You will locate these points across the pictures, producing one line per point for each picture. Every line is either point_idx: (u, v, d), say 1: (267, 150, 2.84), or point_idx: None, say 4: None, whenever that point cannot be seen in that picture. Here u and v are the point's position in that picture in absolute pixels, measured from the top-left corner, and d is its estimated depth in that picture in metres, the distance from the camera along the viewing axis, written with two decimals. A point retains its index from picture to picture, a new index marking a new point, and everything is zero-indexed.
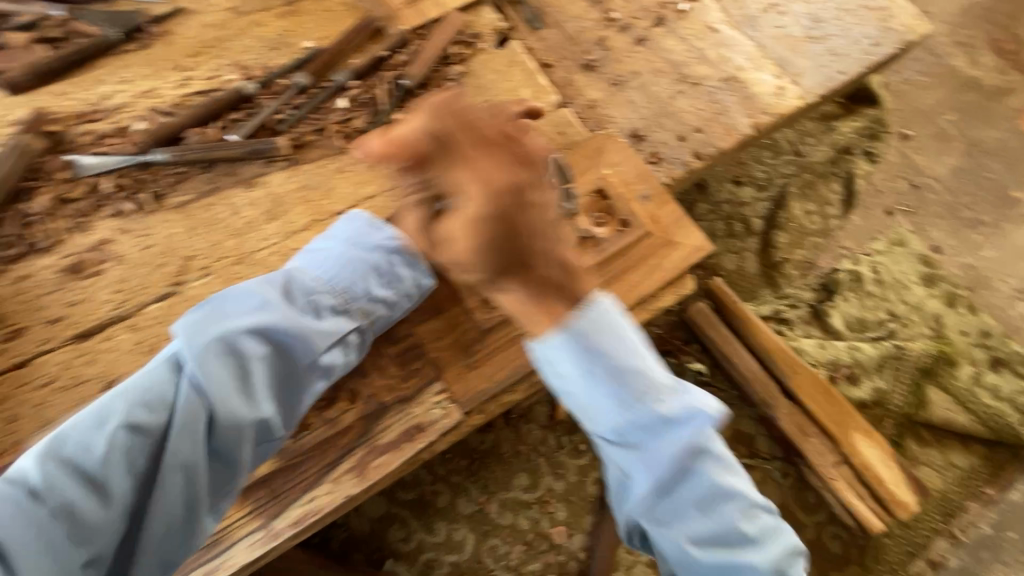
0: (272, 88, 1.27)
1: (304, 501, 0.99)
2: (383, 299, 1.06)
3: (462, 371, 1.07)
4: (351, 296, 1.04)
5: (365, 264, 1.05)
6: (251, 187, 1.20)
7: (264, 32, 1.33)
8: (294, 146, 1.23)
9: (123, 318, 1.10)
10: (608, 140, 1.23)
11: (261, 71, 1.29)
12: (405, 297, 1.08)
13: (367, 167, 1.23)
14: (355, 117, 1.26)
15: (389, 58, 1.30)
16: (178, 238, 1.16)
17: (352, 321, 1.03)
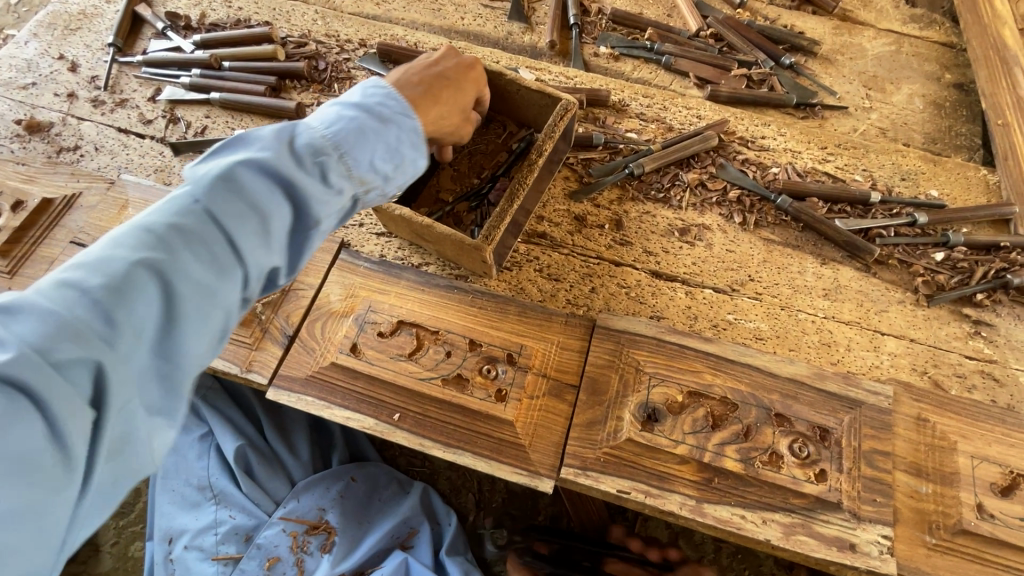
0: (586, 154, 1.30)
1: (453, 458, 0.98)
2: (378, 161, 0.77)
3: (694, 478, 0.95)
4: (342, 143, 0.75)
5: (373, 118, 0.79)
6: (547, 215, 1.23)
7: (621, 85, 1.40)
8: (609, 195, 1.25)
9: (387, 282, 1.12)
10: (926, 284, 1.14)
11: (590, 121, 1.34)
12: (396, 151, 0.79)
13: (662, 236, 1.20)
14: (650, 206, 1.23)
15: (701, 168, 1.27)
16: (425, 253, 1.17)
17: (334, 181, 0.73)
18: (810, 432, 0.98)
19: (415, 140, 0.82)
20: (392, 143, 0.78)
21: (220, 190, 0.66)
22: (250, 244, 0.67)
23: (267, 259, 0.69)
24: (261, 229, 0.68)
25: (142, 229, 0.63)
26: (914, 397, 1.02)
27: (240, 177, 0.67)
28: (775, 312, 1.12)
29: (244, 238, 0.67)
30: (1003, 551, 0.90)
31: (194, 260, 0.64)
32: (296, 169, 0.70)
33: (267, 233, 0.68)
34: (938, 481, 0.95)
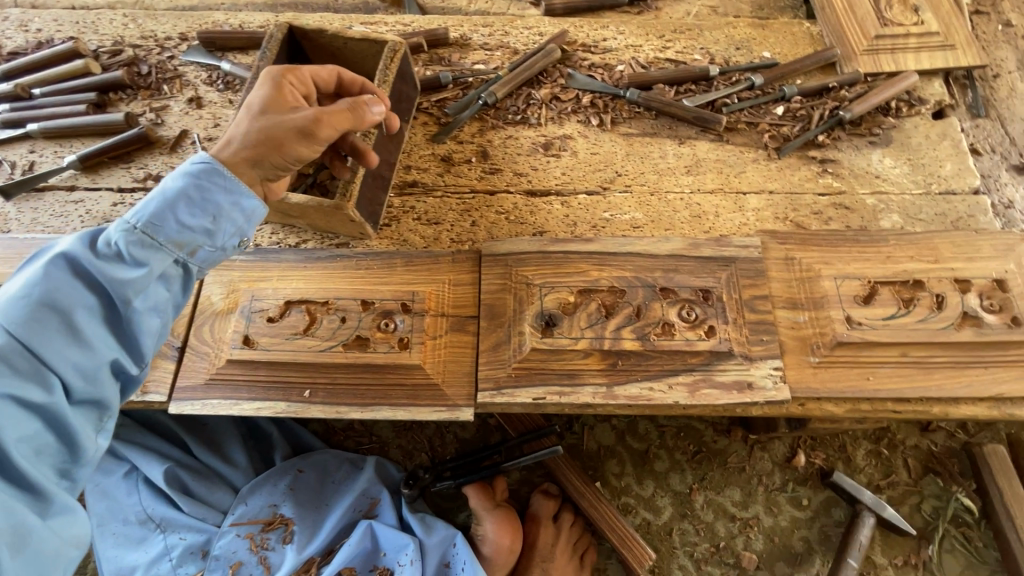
0: (437, 94, 1.29)
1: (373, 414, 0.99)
2: (186, 224, 0.82)
3: (600, 366, 1.00)
4: (150, 226, 0.81)
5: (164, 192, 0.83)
6: (412, 164, 1.22)
7: (459, 22, 1.39)
8: (469, 130, 1.25)
9: (267, 269, 1.09)
10: (774, 138, 1.22)
11: (435, 63, 1.33)
12: (204, 205, 0.83)
13: (528, 155, 1.22)
14: (511, 130, 1.25)
15: (550, 82, 1.29)
16: (303, 233, 1.15)
17: (162, 256, 0.82)
18: (695, 296, 1.04)
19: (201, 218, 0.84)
20: (194, 196, 0.83)
21: (35, 318, 0.76)
22: (59, 352, 0.76)
23: (90, 359, 0.78)
24: (69, 336, 0.77)
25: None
26: (778, 241, 1.10)
27: (45, 291, 0.77)
28: (646, 199, 1.17)
29: (69, 341, 0.77)
30: (874, 350, 1.00)
31: (8, 376, 0.73)
32: (101, 271, 0.79)
33: (73, 338, 0.78)
34: (812, 308, 1.04)
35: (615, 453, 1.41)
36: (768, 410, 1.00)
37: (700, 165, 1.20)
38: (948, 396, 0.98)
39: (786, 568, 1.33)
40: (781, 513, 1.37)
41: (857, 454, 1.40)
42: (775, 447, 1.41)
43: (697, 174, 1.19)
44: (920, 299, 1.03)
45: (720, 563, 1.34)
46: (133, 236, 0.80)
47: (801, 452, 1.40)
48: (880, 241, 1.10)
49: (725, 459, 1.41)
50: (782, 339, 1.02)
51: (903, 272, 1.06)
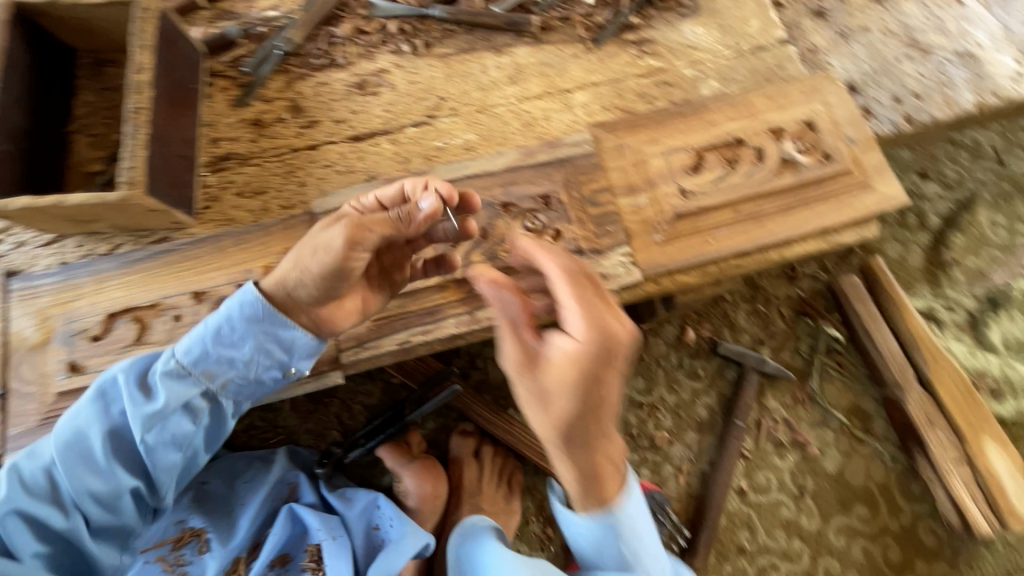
0: (226, 53, 1.16)
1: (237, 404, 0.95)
2: (225, 359, 0.91)
3: (456, 296, 0.99)
4: (191, 361, 0.90)
5: (205, 326, 0.89)
6: (218, 136, 1.11)
7: None
8: (274, 86, 1.15)
9: (77, 285, 0.98)
10: (590, 29, 1.20)
11: (215, 16, 1.18)
12: (255, 349, 0.91)
13: (344, 100, 1.14)
14: (319, 77, 1.15)
15: (349, 14, 1.18)
16: (109, 234, 1.03)
17: (195, 388, 0.91)
18: (537, 205, 1.04)
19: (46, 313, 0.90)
20: (221, 343, 0.90)
21: (74, 453, 0.88)
22: (85, 481, 0.90)
23: (115, 488, 0.92)
24: (90, 465, 0.90)
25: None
26: (608, 131, 1.11)
27: (80, 426, 0.88)
28: (475, 119, 1.13)
29: (96, 474, 0.91)
30: (710, 215, 1.04)
31: (41, 504, 0.89)
32: (134, 409, 0.88)
33: (95, 468, 0.91)
34: (649, 189, 1.06)
35: None
36: (626, 296, 1.03)
37: (522, 73, 1.17)
38: (781, 240, 1.04)
39: (695, 435, 1.43)
40: (682, 389, 1.45)
41: (738, 317, 1.50)
42: (666, 330, 1.49)
43: (522, 81, 1.16)
44: (743, 155, 1.08)
45: (637, 448, 1.42)
46: (168, 368, 0.89)
47: (689, 329, 1.48)
48: (701, 109, 1.12)
49: (624, 354, 1.47)
50: (627, 226, 1.04)
51: (725, 134, 1.10)
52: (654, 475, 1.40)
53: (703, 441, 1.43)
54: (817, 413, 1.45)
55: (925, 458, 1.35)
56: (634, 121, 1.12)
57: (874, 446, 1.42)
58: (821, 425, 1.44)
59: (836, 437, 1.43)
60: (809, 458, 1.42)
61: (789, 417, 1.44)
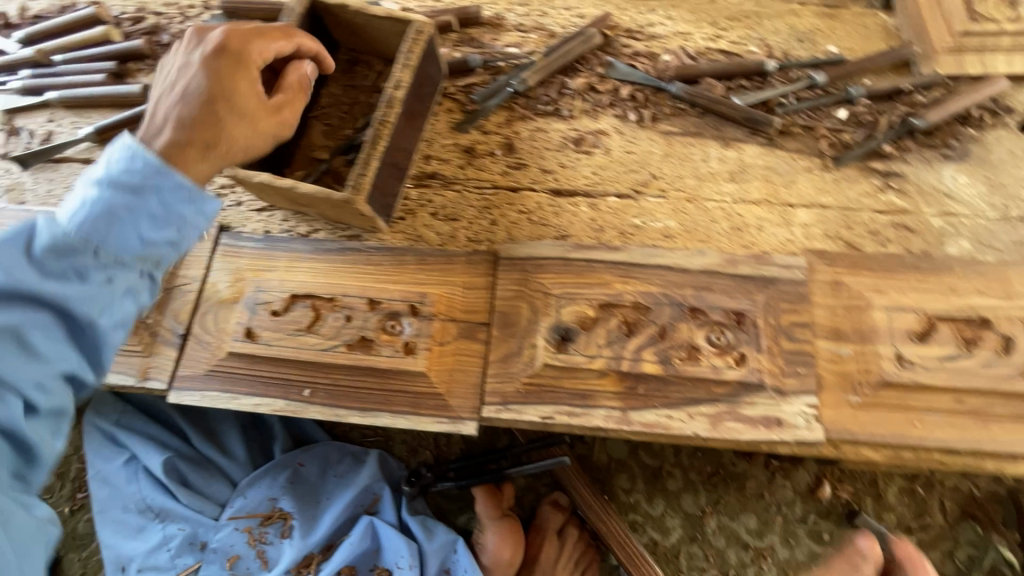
0: (463, 79, 1.20)
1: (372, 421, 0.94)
2: (152, 235, 0.80)
3: (615, 389, 0.92)
4: (85, 216, 0.76)
5: (113, 180, 0.77)
6: (432, 155, 1.15)
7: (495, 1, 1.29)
8: (495, 120, 1.17)
9: (274, 259, 1.05)
10: (833, 145, 1.10)
11: (465, 46, 1.24)
12: (152, 215, 0.79)
13: (556, 152, 1.14)
14: (539, 123, 1.16)
15: (587, 72, 1.19)
16: (314, 221, 1.09)
17: (128, 266, 0.79)
18: (726, 320, 0.95)
19: (191, 193, 0.81)
20: (155, 211, 0.79)
21: None
22: (15, 366, 0.72)
23: (46, 372, 0.75)
24: (17, 351, 0.73)
25: (101, 185, 0.77)
26: (825, 262, 1.00)
27: None
28: (682, 207, 1.07)
29: (17, 354, 0.73)
30: (925, 394, 0.89)
31: None
32: (38, 274, 0.74)
33: (30, 351, 0.74)
34: (858, 340, 0.93)
35: (626, 467, 1.33)
36: (797, 449, 0.91)
37: (745, 172, 1.09)
38: (1005, 453, 0.87)
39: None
40: (798, 546, 1.29)
41: (889, 491, 1.30)
42: (799, 477, 1.32)
43: (742, 182, 1.08)
44: (982, 340, 0.92)
45: None
46: (60, 231, 0.75)
47: (827, 485, 1.31)
48: (943, 270, 0.97)
49: (743, 484, 1.32)
50: (821, 374, 0.92)
51: (966, 307, 0.95)
52: None
53: None
54: None
55: None
56: (859, 260, 0.99)
57: None
58: None
59: None
60: None
61: None
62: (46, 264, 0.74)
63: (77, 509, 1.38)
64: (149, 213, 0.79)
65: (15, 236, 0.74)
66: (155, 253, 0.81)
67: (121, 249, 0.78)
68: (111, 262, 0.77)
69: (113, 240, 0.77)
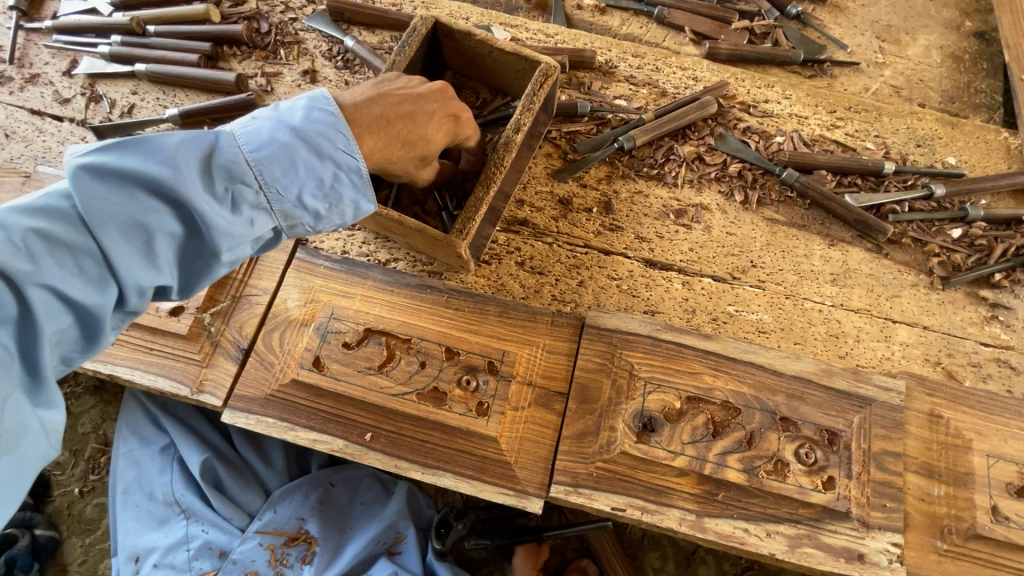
0: (567, 124, 1.15)
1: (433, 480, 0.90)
2: (309, 200, 0.71)
3: (691, 491, 0.88)
4: (262, 158, 0.67)
5: (299, 136, 0.70)
6: (526, 200, 1.10)
7: (609, 46, 1.23)
8: (596, 174, 1.12)
9: (353, 285, 1.00)
10: (945, 264, 1.05)
11: (573, 89, 1.19)
12: (315, 185, 0.71)
13: (655, 220, 1.09)
14: (640, 185, 1.11)
15: (697, 141, 1.14)
16: (398, 252, 1.05)
17: (271, 220, 0.70)
18: (817, 437, 0.90)
19: (359, 181, 0.74)
20: (326, 180, 0.71)
21: (67, 253, 0.60)
22: (125, 263, 0.63)
23: (153, 281, 0.65)
24: (137, 250, 0.63)
25: (288, 127, 0.70)
26: (924, 389, 0.95)
27: (92, 216, 0.61)
28: (780, 303, 1.02)
29: (139, 255, 0.63)
30: (1016, 554, 0.85)
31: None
32: (198, 190, 0.63)
33: (147, 253, 0.64)
34: (952, 483, 0.89)
35: (658, 545, 1.31)
36: None
37: (849, 276, 1.04)
38: None
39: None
40: None
41: None
42: None
43: (845, 286, 1.04)
44: None
45: None
46: (233, 160, 0.66)
47: None
48: None
49: None
50: (908, 512, 0.88)
51: None
52: None
53: None
54: None
55: None
56: (962, 395, 0.94)
57: None
58: None
59: None
60: None
61: None
62: (209, 177, 0.65)
63: (87, 491, 1.35)
64: (318, 178, 0.71)
65: (196, 136, 0.65)
66: (297, 217, 0.72)
67: (277, 198, 0.69)
68: (261, 203, 0.69)
69: (276, 185, 0.68)
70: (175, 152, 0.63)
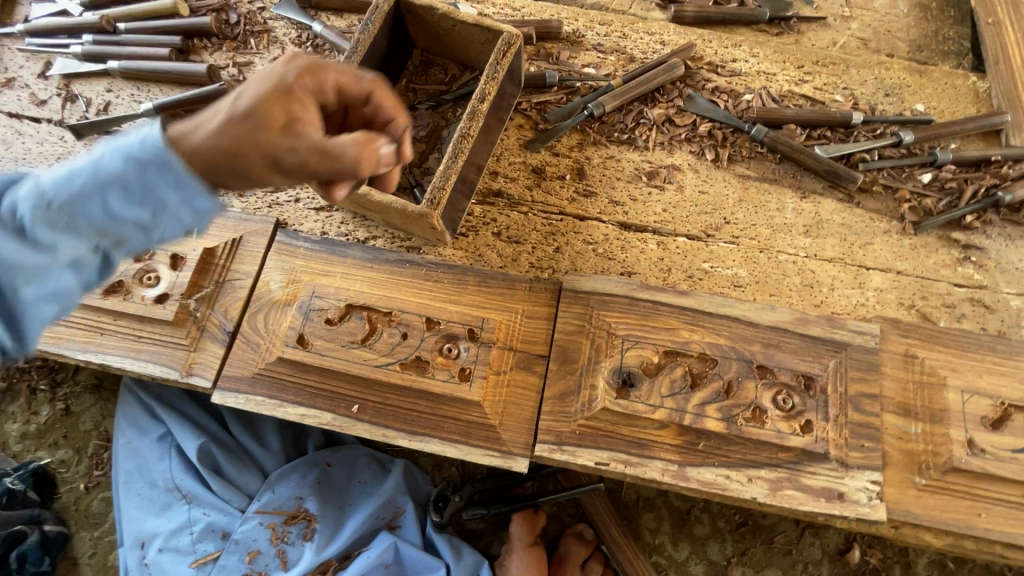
0: (536, 95, 1.16)
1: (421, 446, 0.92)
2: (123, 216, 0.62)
3: (673, 442, 0.90)
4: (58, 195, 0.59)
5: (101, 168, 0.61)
6: (499, 172, 1.11)
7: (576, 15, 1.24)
8: (567, 142, 1.13)
9: (334, 263, 1.02)
10: (915, 209, 1.06)
11: (541, 61, 1.20)
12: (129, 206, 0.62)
13: (628, 183, 1.10)
14: (611, 151, 1.12)
15: (667, 105, 1.15)
16: (376, 229, 1.07)
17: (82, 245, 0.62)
18: (793, 383, 0.92)
19: (185, 182, 0.62)
20: (141, 188, 0.62)
21: None
22: None
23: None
24: None
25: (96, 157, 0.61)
26: (899, 332, 0.97)
27: None
28: (754, 257, 1.04)
29: None
30: (995, 485, 0.87)
31: None
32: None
33: None
34: (928, 420, 0.91)
35: (654, 507, 1.33)
36: (855, 524, 0.89)
37: (821, 227, 1.06)
38: None
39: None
40: None
41: (918, 562, 1.28)
42: (828, 537, 1.30)
43: (818, 237, 1.05)
44: None
45: None
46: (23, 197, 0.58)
47: (853, 548, 1.29)
48: (1020, 355, 0.94)
49: (770, 538, 1.31)
50: (886, 451, 0.90)
51: None
52: None
53: None
54: None
55: None
56: (935, 335, 0.96)
57: None
58: None
59: None
60: None
61: None
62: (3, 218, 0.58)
63: (93, 487, 1.38)
64: (130, 191, 0.61)
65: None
66: (115, 234, 0.64)
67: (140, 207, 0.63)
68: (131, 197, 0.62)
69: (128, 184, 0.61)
70: (20, 251, 0.59)
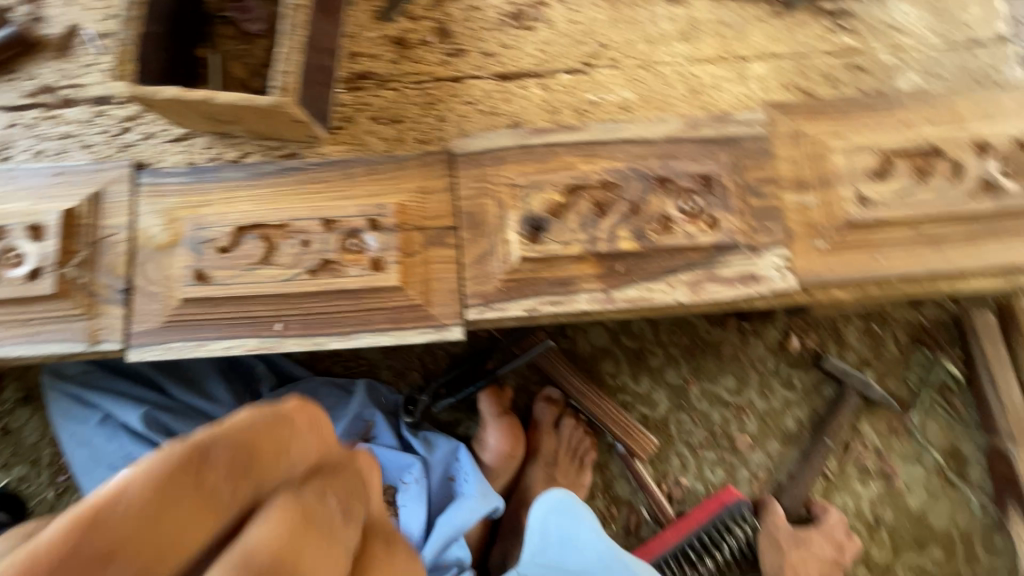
0: None
1: (355, 344, 0.92)
2: None
3: (593, 273, 0.92)
4: None
5: None
6: (359, 53, 1.03)
7: None
8: (421, 2, 1.04)
9: (211, 193, 0.95)
10: None
11: None
12: None
13: (495, 31, 1.03)
14: (471, 0, 1.04)
15: None
16: (245, 143, 0.98)
17: None
18: (693, 187, 0.94)
19: None
20: None
21: None
22: None
23: None
24: None
25: None
26: (783, 115, 0.99)
27: None
28: (637, 76, 1.01)
29: None
30: (887, 230, 0.93)
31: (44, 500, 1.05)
32: None
33: None
34: (821, 188, 0.95)
35: (610, 353, 1.40)
36: (772, 300, 0.95)
37: (696, 28, 1.03)
38: (959, 272, 0.93)
39: (779, 444, 1.37)
40: (774, 396, 1.39)
41: (848, 333, 1.41)
42: (768, 335, 1.40)
43: (696, 39, 1.03)
44: (936, 168, 0.95)
45: (715, 447, 1.37)
46: None
47: (790, 338, 1.40)
48: (895, 105, 0.98)
49: (718, 350, 1.40)
50: (790, 227, 0.94)
51: (918, 139, 0.96)
52: (728, 476, 1.36)
53: (785, 451, 1.37)
54: (910, 445, 1.37)
55: (1020, 517, 1.26)
56: (817, 109, 0.99)
57: (965, 494, 1.34)
58: (912, 459, 1.37)
59: (924, 474, 1.36)
60: (892, 490, 1.36)
61: (881, 446, 1.37)
62: None
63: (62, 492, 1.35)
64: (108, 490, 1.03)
65: None
66: None
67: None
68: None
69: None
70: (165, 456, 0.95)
